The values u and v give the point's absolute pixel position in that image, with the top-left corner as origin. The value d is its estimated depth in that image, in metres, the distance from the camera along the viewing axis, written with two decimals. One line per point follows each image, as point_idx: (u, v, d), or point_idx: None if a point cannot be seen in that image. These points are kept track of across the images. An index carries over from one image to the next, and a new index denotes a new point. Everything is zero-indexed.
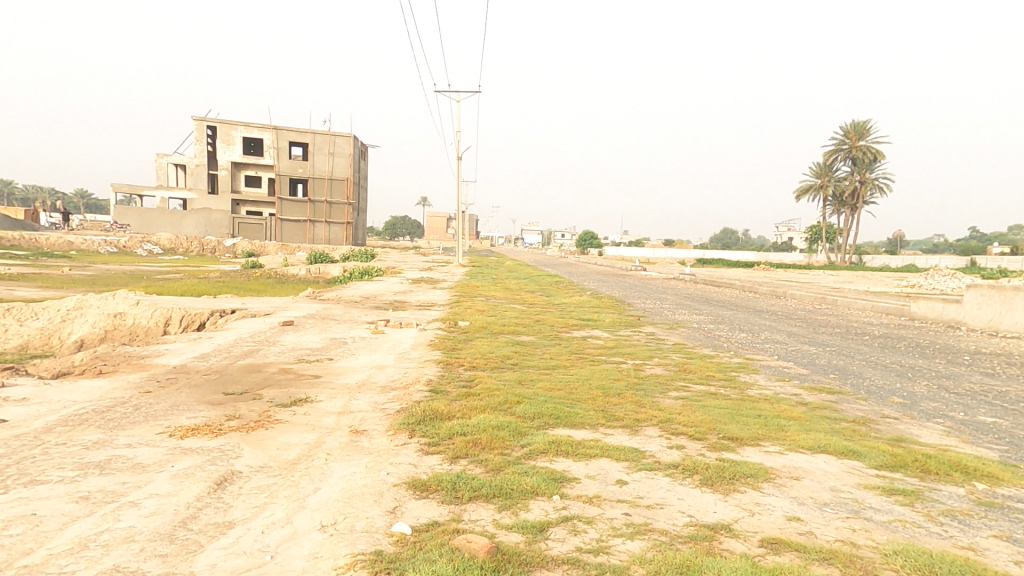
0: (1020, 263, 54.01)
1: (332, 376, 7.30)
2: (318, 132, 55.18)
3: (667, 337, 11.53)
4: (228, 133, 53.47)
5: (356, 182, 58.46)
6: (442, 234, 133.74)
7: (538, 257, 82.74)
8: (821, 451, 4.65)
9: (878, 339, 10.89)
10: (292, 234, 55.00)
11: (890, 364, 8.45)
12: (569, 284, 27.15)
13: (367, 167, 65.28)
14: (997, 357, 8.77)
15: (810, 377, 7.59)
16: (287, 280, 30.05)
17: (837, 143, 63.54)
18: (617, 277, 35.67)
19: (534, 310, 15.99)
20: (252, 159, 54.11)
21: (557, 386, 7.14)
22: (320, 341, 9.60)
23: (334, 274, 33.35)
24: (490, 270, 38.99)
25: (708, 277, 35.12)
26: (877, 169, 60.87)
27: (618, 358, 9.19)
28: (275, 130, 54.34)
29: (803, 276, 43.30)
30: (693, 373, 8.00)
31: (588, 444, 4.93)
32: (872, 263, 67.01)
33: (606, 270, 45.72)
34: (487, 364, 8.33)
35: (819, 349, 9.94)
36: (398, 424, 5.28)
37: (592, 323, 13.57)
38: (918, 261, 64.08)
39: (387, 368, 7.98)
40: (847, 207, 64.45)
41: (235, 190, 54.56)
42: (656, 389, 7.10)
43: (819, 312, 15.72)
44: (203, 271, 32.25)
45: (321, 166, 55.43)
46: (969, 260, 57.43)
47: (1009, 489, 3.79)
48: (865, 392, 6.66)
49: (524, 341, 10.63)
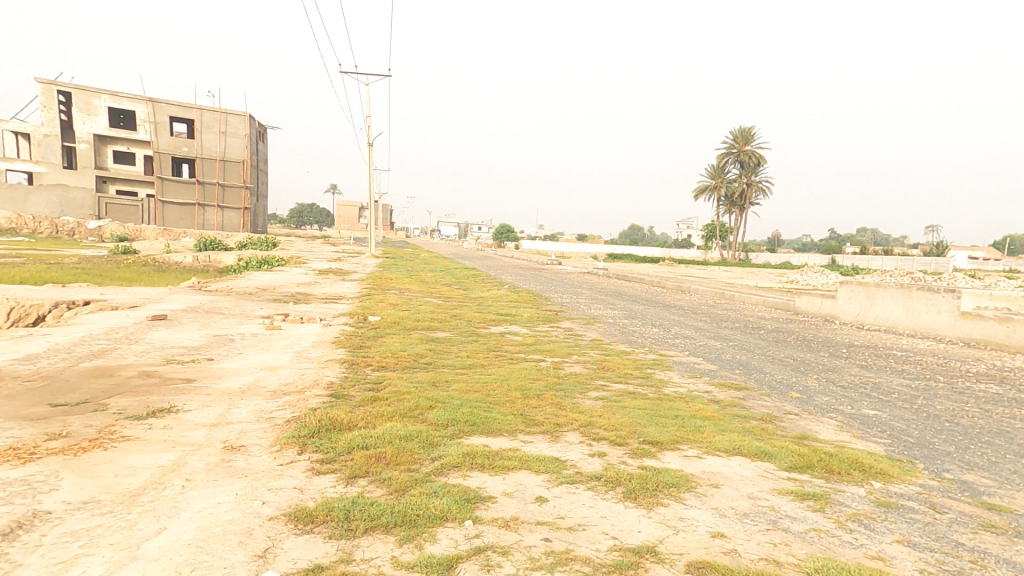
0: (869, 262, 62.45)
1: (209, 380, 6.22)
2: (206, 107, 49.70)
3: (584, 333, 11.49)
4: (88, 100, 46.44)
5: (253, 164, 53.58)
6: (354, 222, 127.54)
7: (455, 249, 81.69)
8: (736, 453, 4.62)
9: (771, 333, 11.65)
10: (177, 217, 49.25)
11: (785, 357, 8.98)
12: (486, 277, 26.75)
13: (268, 147, 60.17)
14: (868, 349, 9.65)
15: (718, 373, 7.82)
16: (168, 268, 26.68)
17: (728, 148, 69.25)
18: (532, 270, 36.08)
19: (450, 304, 15.39)
20: (121, 131, 47.51)
21: (473, 388, 6.67)
22: (199, 338, 8.32)
23: (227, 263, 30.25)
24: (404, 261, 37.62)
25: (618, 271, 36.47)
26: (761, 174, 67.11)
27: (537, 356, 8.93)
28: (150, 103, 48.07)
29: (701, 271, 46.47)
30: (612, 372, 7.94)
31: (506, 455, 4.51)
32: (758, 261, 74.05)
33: (521, 262, 45.95)
34: (398, 364, 7.65)
35: (723, 344, 10.40)
36: (286, 437, 4.49)
37: (510, 318, 13.26)
38: (795, 260, 71.90)
39: (279, 369, 7.00)
40: (737, 209, 70.51)
41: (100, 165, 47.73)
42: (576, 390, 6.91)
43: (719, 307, 16.73)
44: (59, 256, 27.64)
45: (210, 145, 50.05)
46: (834, 259, 65.27)
47: (901, 486, 3.92)
48: (767, 388, 6.92)
49: (439, 337, 10.04)
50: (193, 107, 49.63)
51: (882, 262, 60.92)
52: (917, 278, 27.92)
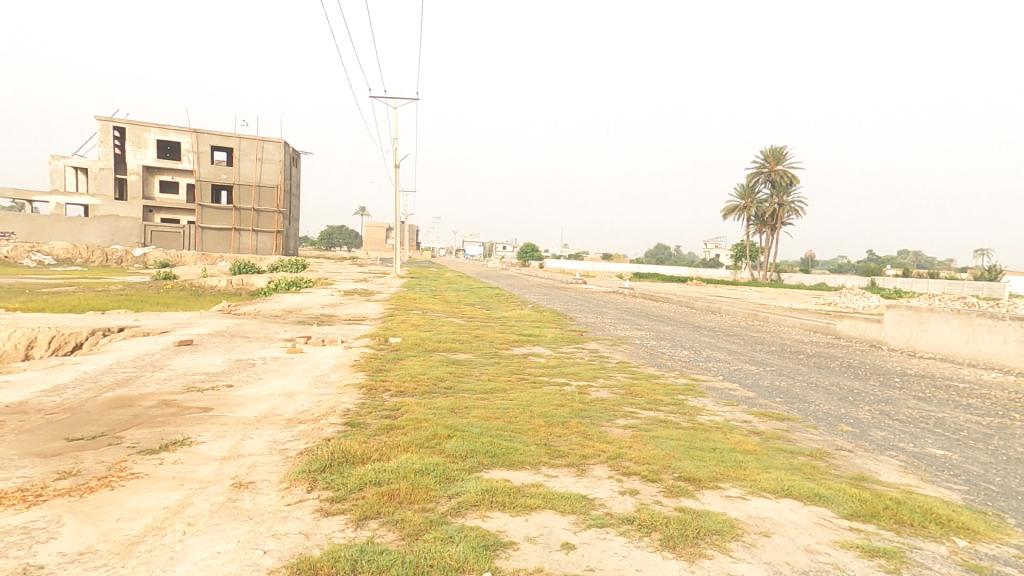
0: (913, 285, 59.95)
1: (226, 408, 6.04)
2: (244, 135, 51.60)
3: (610, 355, 11.06)
4: (139, 134, 48.83)
5: (285, 188, 55.13)
6: (380, 242, 129.81)
7: (480, 269, 82.07)
8: (785, 495, 4.16)
9: (812, 358, 11.01)
10: (215, 241, 50.89)
11: (831, 386, 8.38)
12: (509, 297, 26.54)
13: (299, 172, 61.92)
14: (924, 379, 8.95)
15: (757, 402, 7.32)
16: (204, 292, 27.31)
17: (758, 167, 68.02)
18: (557, 290, 35.74)
19: (472, 325, 15.17)
20: (168, 163, 49.67)
21: (494, 414, 6.34)
22: (221, 363, 8.25)
23: (258, 285, 30.92)
24: (429, 281, 37.84)
25: (645, 291, 35.92)
26: (794, 192, 65.51)
27: (560, 379, 8.56)
28: (195, 133, 50.27)
29: (732, 292, 45.41)
30: (640, 397, 7.51)
31: (528, 492, 4.15)
32: (791, 281, 71.92)
33: (546, 282, 45.68)
34: (416, 388, 7.38)
35: (760, 369, 9.83)
36: (296, 472, 4.24)
37: (533, 339, 12.92)
38: (830, 279, 69.62)
39: (297, 395, 6.82)
40: (768, 228, 68.88)
41: (148, 195, 49.88)
42: (602, 417, 6.51)
43: (753, 329, 16.04)
44: (105, 283, 28.71)
45: (247, 172, 51.79)
46: (872, 279, 62.87)
47: (991, 546, 3.41)
48: (814, 420, 6.40)
49: (460, 360, 9.77)
50: (233, 136, 51.61)
51: (927, 285, 58.54)
52: (965, 303, 26.62)
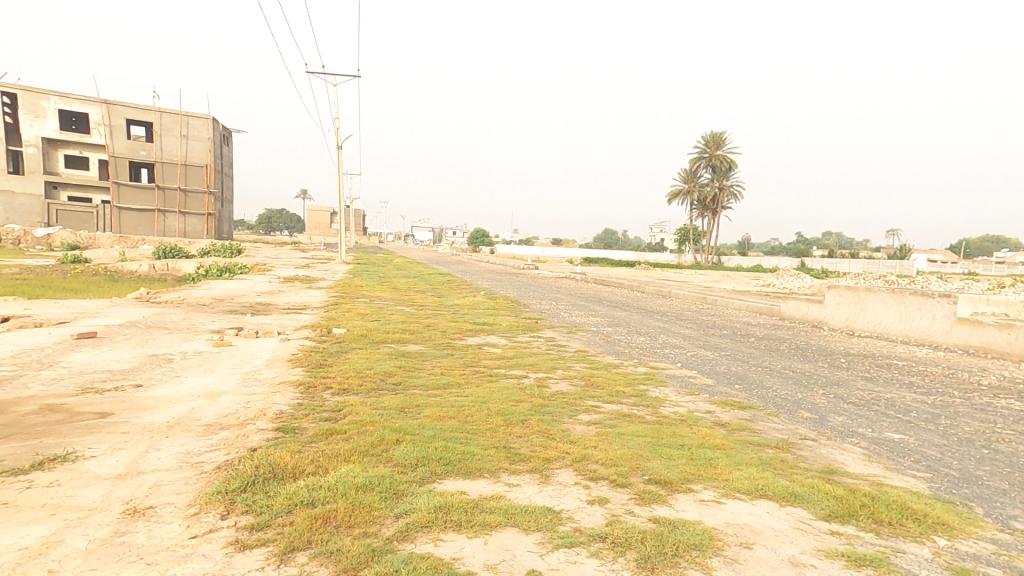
0: (837, 264, 64.27)
1: (130, 413, 5.14)
2: (166, 110, 47.45)
3: (567, 343, 10.77)
4: (36, 102, 43.73)
5: (217, 168, 51.32)
6: (325, 226, 124.55)
7: (430, 253, 80.48)
8: (759, 495, 3.91)
9: (762, 341, 11.18)
10: (135, 223, 46.72)
11: (784, 369, 8.43)
12: (461, 284, 25.85)
13: (233, 150, 57.88)
14: (868, 358, 9.20)
15: (717, 390, 7.20)
16: (122, 278, 24.82)
17: (699, 154, 70.16)
18: (509, 275, 35.35)
19: (422, 313, 14.48)
20: (72, 135, 45.01)
21: (448, 413, 5.80)
22: (131, 360, 7.21)
23: (187, 271, 28.58)
24: (377, 267, 36.48)
25: (596, 276, 36.12)
26: (733, 179, 68.14)
27: (517, 371, 8.14)
28: (105, 104, 45.70)
29: (677, 274, 46.71)
30: (602, 390, 7.25)
31: (487, 506, 3.67)
32: (731, 264, 75.30)
33: (498, 267, 45.18)
34: (361, 385, 6.73)
35: (715, 354, 9.83)
36: (210, 493, 3.54)
37: (488, 328, 12.44)
38: (766, 262, 73.34)
39: (222, 394, 5.99)
40: (710, 213, 71.47)
41: (50, 170, 45.08)
42: (564, 413, 6.15)
43: (703, 313, 16.28)
44: (1, 266, 25.49)
45: (170, 148, 47.71)
46: (805, 261, 66.79)
47: (969, 543, 3.27)
48: (774, 407, 6.31)
49: (410, 352, 9.15)
50: (151, 109, 47.36)
51: (850, 265, 63.00)
52: (888, 281, 28.51)
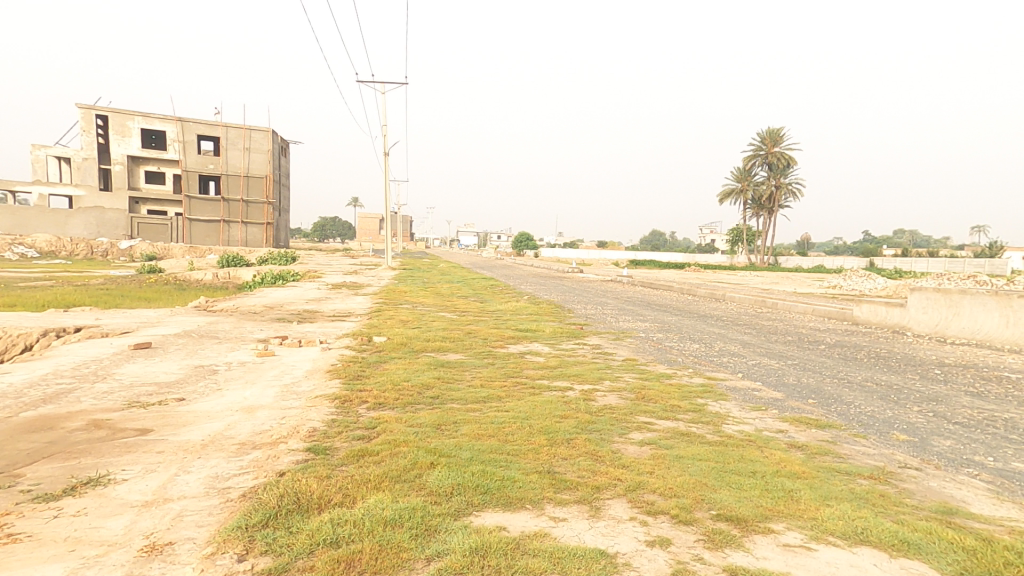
0: (913, 264, 59.54)
1: (167, 430, 5.01)
2: (231, 125, 50.13)
3: (614, 351, 10.18)
4: (123, 122, 47.28)
5: (274, 179, 53.58)
6: (373, 234, 128.07)
7: (474, 259, 81.10)
8: (860, 540, 3.27)
9: (835, 349, 10.23)
10: (204, 235, 49.46)
11: (866, 383, 7.59)
12: (505, 288, 25.58)
13: (288, 163, 60.41)
14: (969, 371, 8.16)
15: (789, 406, 6.50)
16: (187, 286, 26.10)
17: (755, 150, 67.08)
18: (553, 279, 34.91)
19: (465, 319, 14.24)
20: (153, 152, 48.20)
21: (487, 431, 5.39)
22: (178, 371, 7.22)
23: (244, 279, 29.81)
24: (422, 273, 36.89)
25: (644, 279, 35.07)
26: (791, 175, 64.72)
27: (561, 382, 7.62)
28: (179, 121, 48.74)
29: (731, 277, 44.67)
30: (654, 404, 6.66)
31: (530, 548, 3.20)
32: (788, 264, 71.57)
33: (543, 272, 44.79)
34: (399, 399, 6.43)
35: (782, 363, 9.04)
36: (230, 527, 3.26)
37: (530, 334, 12.00)
38: (828, 262, 69.14)
39: (260, 409, 5.82)
40: (765, 211, 68.21)
41: (133, 186, 48.32)
42: (613, 431, 5.60)
43: (763, 317, 15.24)
44: (86, 277, 27.44)
45: (234, 161, 50.26)
46: (871, 261, 62.53)
47: None
48: (862, 428, 5.59)
49: (450, 361, 8.84)
50: (219, 124, 50.10)
51: (927, 266, 58.32)
52: (975, 283, 25.92)
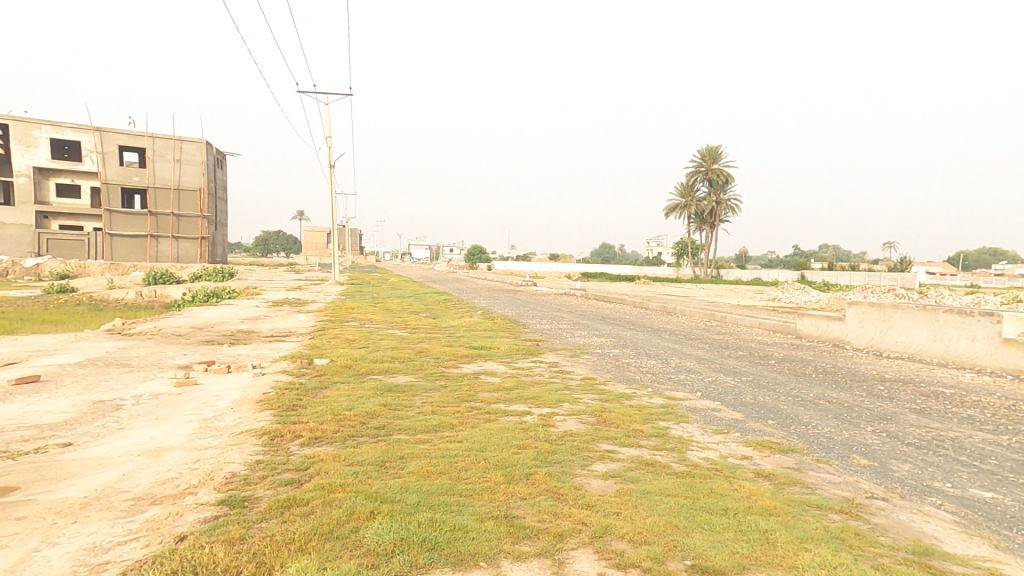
0: (837, 279, 63.73)
1: (41, 488, 4.15)
2: (159, 135, 47.04)
3: (572, 369, 9.85)
4: (27, 132, 43.53)
5: (210, 191, 50.60)
6: (321, 246, 123.87)
7: (427, 272, 79.78)
8: None
9: (784, 365, 10.37)
10: (127, 251, 45.76)
11: (819, 400, 7.61)
12: (457, 303, 24.93)
13: (226, 173, 57.35)
14: (910, 386, 8.38)
15: (750, 429, 6.37)
16: (106, 306, 23.81)
17: (695, 167, 70.07)
18: (508, 293, 34.62)
19: (416, 337, 13.56)
20: (64, 164, 44.52)
21: (438, 468, 4.84)
22: (69, 410, 6.20)
23: (173, 296, 27.60)
24: (371, 287, 35.60)
25: (596, 292, 35.42)
26: (730, 192, 68.02)
27: (518, 407, 7.15)
28: (98, 131, 45.22)
29: (679, 290, 45.92)
30: (616, 429, 6.33)
31: None
32: (730, 277, 74.84)
33: (496, 284, 44.40)
34: (338, 432, 5.76)
35: (737, 380, 9.01)
36: None
37: (484, 352, 11.50)
38: (766, 275, 72.89)
39: (168, 452, 4.98)
40: (707, 227, 71.16)
41: (41, 199, 44.56)
42: (575, 462, 5.21)
43: (713, 331, 15.47)
44: None
45: (163, 173, 47.10)
46: (804, 274, 66.31)
47: None
48: (823, 452, 5.50)
49: (399, 385, 8.20)
50: (144, 134, 46.87)
51: (849, 280, 62.48)
52: (899, 295, 27.72)
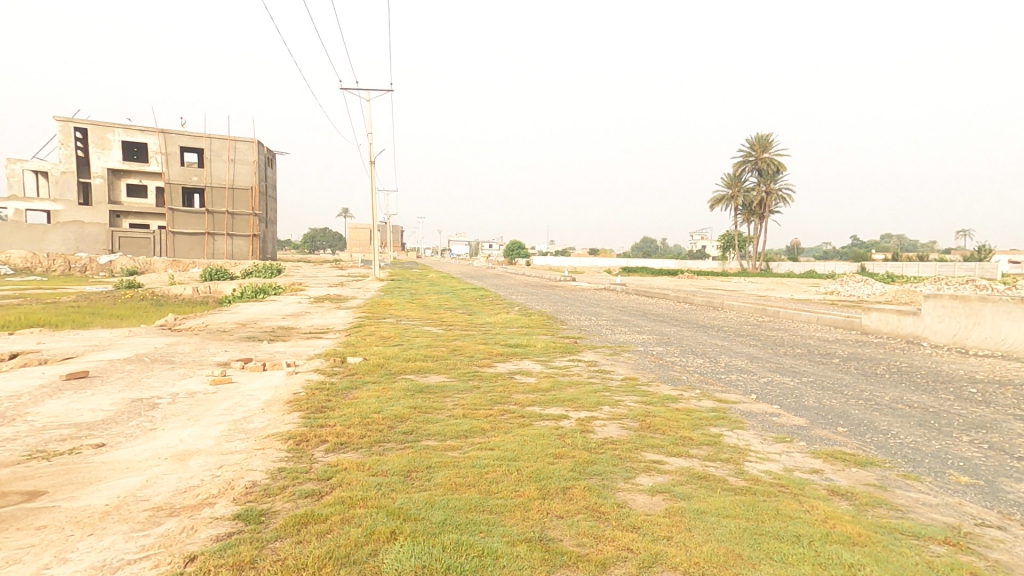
0: (903, 269, 59.49)
1: (65, 495, 4.02)
2: (215, 136, 49.13)
3: (611, 368, 9.29)
4: (103, 135, 46.21)
5: (260, 192, 52.48)
6: (364, 245, 127.09)
7: (465, 269, 80.30)
8: None
9: (850, 363, 9.48)
10: (187, 248, 48.07)
11: (895, 405, 6.82)
12: (495, 299, 24.64)
13: (274, 174, 59.40)
14: (1005, 388, 7.44)
15: (818, 437, 5.70)
16: (165, 301, 24.91)
17: (744, 156, 67.15)
18: (546, 289, 34.09)
19: (450, 334, 13.29)
20: (134, 165, 46.99)
21: (466, 479, 4.46)
22: (107, 409, 6.19)
23: (225, 293, 28.63)
24: (410, 284, 35.93)
25: (637, 287, 34.42)
26: (781, 181, 64.86)
27: (555, 410, 6.69)
28: (162, 133, 47.61)
29: (726, 284, 44.12)
30: (662, 436, 5.78)
31: None
32: (780, 270, 71.54)
33: (534, 280, 43.96)
34: (364, 437, 5.48)
35: (797, 381, 8.25)
36: None
37: (520, 350, 11.08)
38: (819, 267, 69.26)
39: (194, 456, 4.82)
40: (755, 217, 68.15)
41: (114, 200, 47.19)
42: (617, 474, 4.71)
43: (766, 327, 14.49)
44: (56, 294, 26.12)
45: (219, 173, 49.16)
46: (863, 266, 62.53)
47: None
48: (914, 468, 4.80)
49: (430, 385, 7.89)
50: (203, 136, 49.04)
51: (917, 270, 58.24)
52: (975, 288, 25.50)
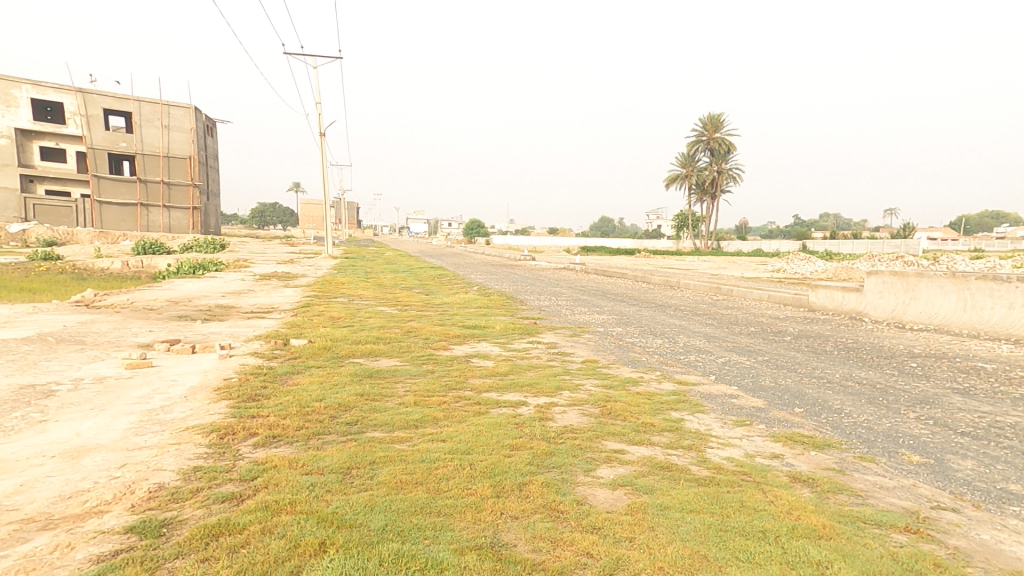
0: (840, 248, 62.70)
1: None
2: (145, 99, 45.25)
3: (572, 350, 9.02)
4: (6, 90, 41.57)
5: (200, 161, 49.09)
6: (318, 221, 122.36)
7: (425, 246, 78.49)
8: None
9: (802, 341, 9.60)
10: (117, 218, 44.62)
11: (847, 382, 6.85)
12: (452, 278, 24.01)
13: (217, 143, 55.66)
14: (945, 363, 7.65)
15: (777, 419, 5.60)
16: (90, 277, 22.90)
17: (697, 137, 68.36)
18: (505, 267, 33.64)
19: (405, 315, 12.68)
20: (47, 125, 42.84)
21: (413, 476, 4.04)
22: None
23: (161, 268, 26.66)
24: (366, 261, 34.68)
25: (595, 266, 34.51)
26: (731, 161, 66.55)
27: (513, 397, 6.34)
28: (78, 92, 43.43)
29: (681, 262, 45.16)
30: (623, 422, 5.53)
31: None
32: (731, 249, 73.93)
33: (494, 259, 43.39)
34: (300, 429, 4.94)
35: (752, 361, 8.23)
36: None
37: (478, 332, 10.66)
38: (766, 245, 71.96)
39: (91, 454, 4.15)
40: (708, 197, 69.85)
41: (25, 163, 43.07)
42: (577, 466, 4.41)
43: (720, 305, 14.67)
44: None
45: (151, 140, 45.51)
46: (806, 244, 65.37)
47: None
48: (870, 449, 4.74)
49: (380, 370, 7.36)
50: (129, 98, 45.01)
51: (854, 248, 61.35)
52: (907, 264, 26.90)
